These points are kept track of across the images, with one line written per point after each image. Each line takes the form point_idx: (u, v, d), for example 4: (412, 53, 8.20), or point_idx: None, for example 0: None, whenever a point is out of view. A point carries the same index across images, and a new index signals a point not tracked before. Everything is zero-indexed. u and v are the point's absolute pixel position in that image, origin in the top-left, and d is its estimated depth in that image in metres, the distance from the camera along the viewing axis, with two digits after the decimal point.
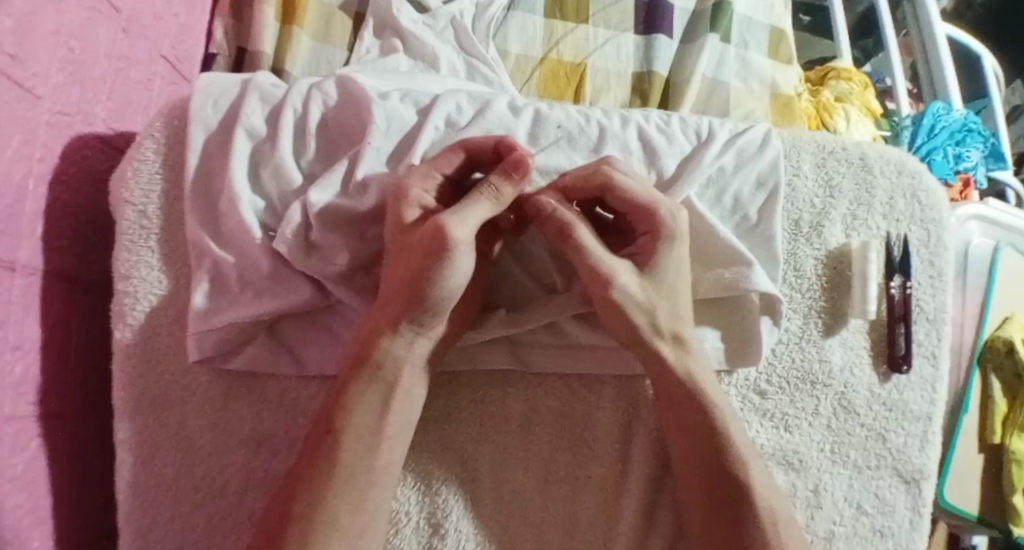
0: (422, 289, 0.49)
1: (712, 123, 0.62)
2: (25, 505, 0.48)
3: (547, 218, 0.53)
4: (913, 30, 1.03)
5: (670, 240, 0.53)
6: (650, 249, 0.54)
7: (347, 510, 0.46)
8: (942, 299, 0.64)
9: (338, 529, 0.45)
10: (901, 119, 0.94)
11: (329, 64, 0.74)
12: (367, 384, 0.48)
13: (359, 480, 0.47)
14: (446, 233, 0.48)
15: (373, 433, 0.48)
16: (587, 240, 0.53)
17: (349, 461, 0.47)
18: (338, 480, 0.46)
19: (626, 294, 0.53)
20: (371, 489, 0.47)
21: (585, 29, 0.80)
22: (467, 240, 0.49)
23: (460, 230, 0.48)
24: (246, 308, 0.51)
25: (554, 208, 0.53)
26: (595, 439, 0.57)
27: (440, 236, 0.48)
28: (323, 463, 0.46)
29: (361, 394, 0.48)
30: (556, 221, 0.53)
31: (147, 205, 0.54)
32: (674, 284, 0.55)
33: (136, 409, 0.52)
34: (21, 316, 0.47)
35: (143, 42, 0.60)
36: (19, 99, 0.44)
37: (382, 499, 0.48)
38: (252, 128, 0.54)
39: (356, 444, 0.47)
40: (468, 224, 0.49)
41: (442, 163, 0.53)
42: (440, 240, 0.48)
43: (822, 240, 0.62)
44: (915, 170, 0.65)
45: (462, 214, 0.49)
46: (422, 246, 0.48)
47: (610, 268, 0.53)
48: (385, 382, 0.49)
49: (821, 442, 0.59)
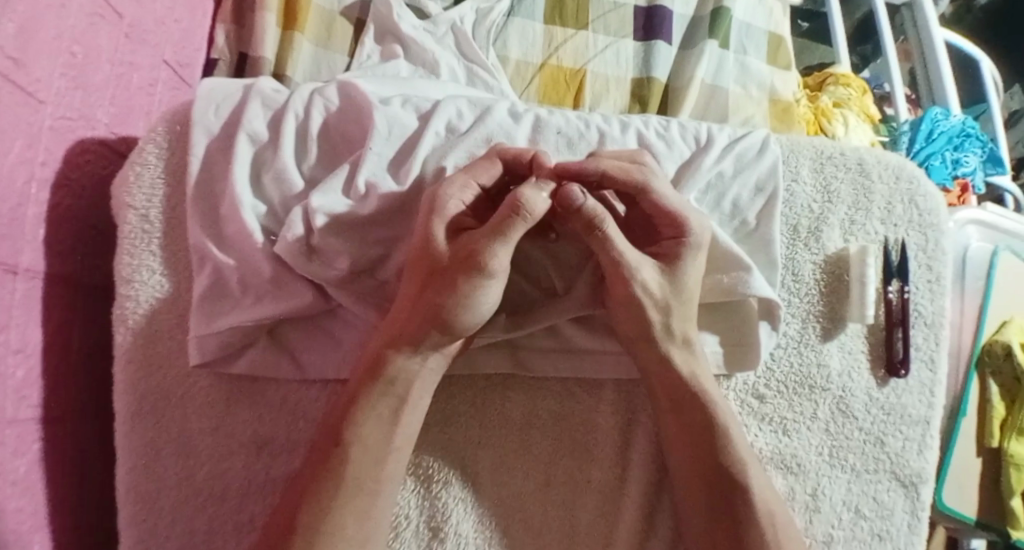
0: (447, 319, 0.49)
1: (711, 129, 0.62)
2: (27, 508, 0.48)
3: (575, 211, 0.51)
4: (911, 36, 1.03)
5: (694, 249, 0.53)
6: (676, 251, 0.54)
7: (353, 520, 0.46)
8: (940, 304, 0.64)
9: (343, 539, 0.45)
10: (899, 124, 0.94)
11: (330, 69, 0.75)
12: (373, 395, 0.48)
13: (359, 484, 0.47)
14: (484, 260, 0.48)
15: (383, 444, 0.48)
16: (614, 238, 0.52)
17: (357, 473, 0.47)
18: (344, 492, 0.46)
19: (645, 294, 0.53)
20: (371, 494, 0.47)
21: (586, 35, 0.80)
22: (500, 268, 0.49)
23: (498, 258, 0.48)
24: (249, 312, 0.51)
25: (583, 202, 0.50)
26: (595, 443, 0.58)
27: (476, 263, 0.48)
28: (330, 475, 0.46)
29: (371, 405, 0.48)
30: (583, 215, 0.51)
31: (149, 209, 0.54)
32: (692, 287, 0.54)
33: (136, 413, 0.52)
34: (22, 321, 0.47)
35: (145, 48, 0.60)
36: (22, 104, 0.45)
37: (388, 507, 0.48)
38: (254, 133, 0.55)
39: (366, 455, 0.47)
40: (506, 249, 0.49)
41: (479, 173, 0.52)
42: (475, 267, 0.48)
43: (820, 245, 0.63)
44: (912, 175, 0.66)
45: (497, 244, 0.48)
46: (457, 269, 0.49)
47: (632, 264, 0.52)
48: (397, 396, 0.49)
49: (819, 446, 0.59)
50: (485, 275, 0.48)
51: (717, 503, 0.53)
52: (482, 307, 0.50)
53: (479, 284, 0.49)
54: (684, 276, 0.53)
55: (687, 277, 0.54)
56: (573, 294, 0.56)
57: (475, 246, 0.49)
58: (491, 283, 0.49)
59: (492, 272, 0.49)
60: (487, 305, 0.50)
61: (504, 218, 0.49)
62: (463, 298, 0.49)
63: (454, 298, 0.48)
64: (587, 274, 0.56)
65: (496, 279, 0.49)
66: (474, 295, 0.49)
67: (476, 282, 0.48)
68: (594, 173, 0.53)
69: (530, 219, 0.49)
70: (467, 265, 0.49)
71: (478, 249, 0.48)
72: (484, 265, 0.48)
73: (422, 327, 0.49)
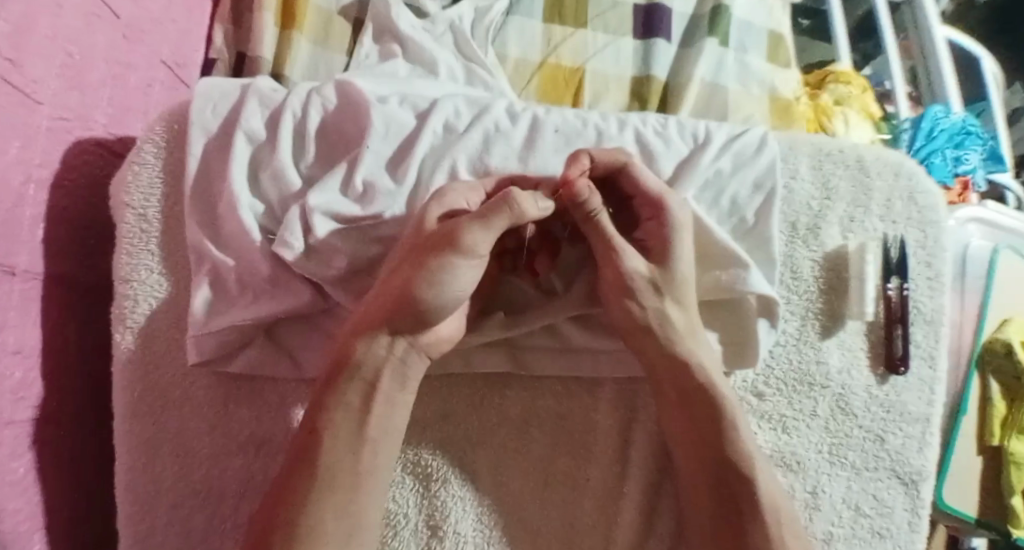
0: (417, 297, 0.48)
1: (709, 126, 0.62)
2: (25, 508, 0.48)
3: (576, 205, 0.51)
4: (912, 33, 1.03)
5: (680, 231, 0.53)
6: (667, 240, 0.54)
7: (333, 514, 0.46)
8: (940, 301, 0.63)
9: (325, 536, 0.45)
10: (900, 122, 0.94)
11: (329, 69, 0.74)
12: (345, 383, 0.48)
13: (346, 485, 0.47)
14: (459, 238, 0.47)
15: (354, 434, 0.48)
16: (606, 225, 0.53)
17: (330, 461, 0.47)
18: (320, 484, 0.46)
19: (635, 277, 0.53)
20: (358, 494, 0.47)
21: (584, 33, 0.80)
22: (477, 251, 0.48)
23: (475, 240, 0.48)
24: (247, 311, 0.51)
25: (588, 197, 0.50)
26: (594, 441, 0.57)
27: (452, 240, 0.47)
28: (304, 468, 0.46)
29: (343, 393, 0.48)
30: (583, 209, 0.51)
31: (147, 209, 0.54)
32: (685, 278, 0.55)
33: (135, 413, 0.52)
34: (20, 322, 0.47)
35: (143, 48, 0.60)
36: (19, 105, 0.45)
37: (374, 503, 0.48)
38: (252, 132, 0.55)
39: (337, 444, 0.47)
40: (487, 232, 0.48)
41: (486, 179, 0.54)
42: (452, 243, 0.47)
43: (819, 242, 0.62)
44: (912, 172, 0.65)
45: (478, 227, 0.48)
46: (433, 246, 0.48)
47: (621, 250, 0.53)
48: (371, 384, 0.49)
49: (819, 444, 0.59)
50: (458, 252, 0.47)
51: (728, 499, 0.53)
52: (449, 289, 0.48)
53: (449, 262, 0.48)
54: (676, 266, 0.54)
55: (681, 263, 0.54)
56: (570, 294, 0.56)
57: (458, 223, 0.48)
58: (463, 262, 0.48)
59: (466, 251, 0.48)
60: (453, 288, 0.49)
61: (493, 205, 0.48)
62: (431, 276, 0.47)
63: (423, 274, 0.47)
64: (586, 274, 0.57)
65: (468, 261, 0.48)
66: (447, 273, 0.48)
67: (446, 259, 0.47)
68: (586, 166, 0.52)
69: (516, 214, 0.47)
70: (443, 241, 0.48)
71: (459, 225, 0.48)
72: (461, 243, 0.47)
73: (396, 307, 0.48)
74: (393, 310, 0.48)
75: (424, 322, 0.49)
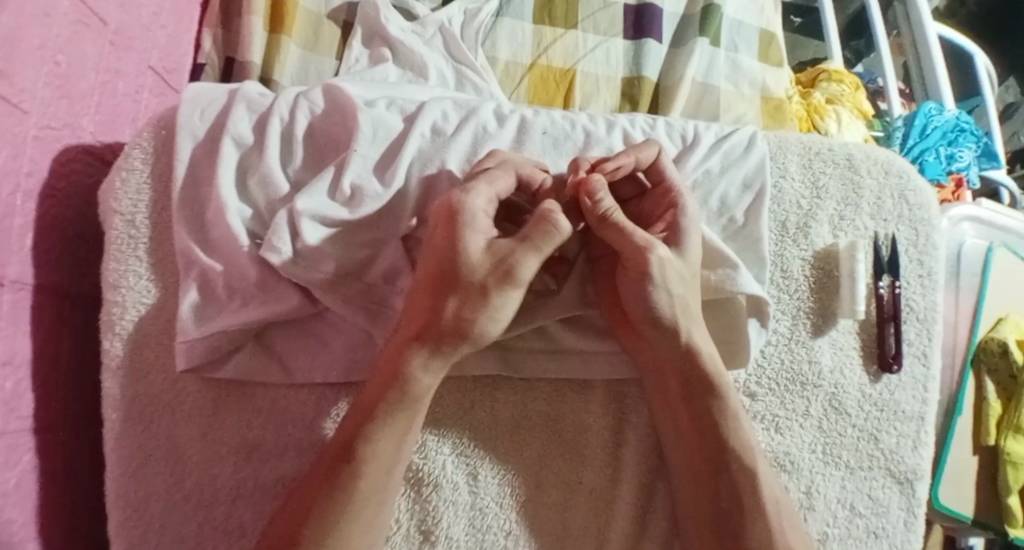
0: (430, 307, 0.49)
1: (697, 127, 0.62)
2: (19, 519, 0.48)
3: (590, 204, 0.53)
4: (904, 28, 1.02)
5: (692, 223, 0.54)
6: (676, 228, 0.54)
7: (358, 528, 0.47)
8: (932, 299, 0.63)
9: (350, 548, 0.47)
10: (893, 119, 0.93)
11: (318, 72, 0.75)
12: (392, 411, 0.48)
13: (373, 503, 0.48)
14: (516, 270, 0.49)
15: (394, 452, 0.49)
16: (625, 224, 0.53)
17: (366, 489, 0.47)
18: (338, 500, 0.46)
19: (658, 268, 0.53)
20: (382, 509, 0.49)
21: (575, 35, 0.80)
22: (528, 282, 0.50)
23: (528, 269, 0.49)
24: (236, 317, 0.51)
25: (599, 197, 0.53)
26: (586, 443, 0.57)
27: (509, 273, 0.49)
28: (341, 492, 0.46)
29: (373, 415, 0.48)
30: (597, 210, 0.53)
31: (136, 214, 0.54)
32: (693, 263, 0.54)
33: (125, 419, 0.52)
34: (11, 332, 0.47)
35: (130, 54, 0.60)
36: (7, 114, 0.45)
37: (385, 516, 0.49)
38: (239, 135, 0.54)
39: (377, 469, 0.48)
40: (537, 260, 0.50)
41: (499, 186, 0.51)
42: (507, 278, 0.49)
43: (809, 241, 0.62)
44: (902, 169, 0.66)
45: (530, 253, 0.49)
46: (489, 279, 0.49)
47: (646, 240, 0.53)
48: (410, 408, 0.49)
49: (812, 443, 0.58)
50: (514, 284, 0.49)
51: (729, 498, 0.53)
52: (502, 318, 0.50)
53: (507, 295, 0.50)
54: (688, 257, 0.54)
55: (690, 254, 0.54)
56: (563, 295, 0.56)
57: (512, 254, 0.49)
58: (517, 292, 0.50)
59: (519, 282, 0.50)
60: (507, 318, 0.51)
61: (539, 228, 0.50)
62: (493, 311, 0.50)
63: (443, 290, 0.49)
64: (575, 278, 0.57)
65: (520, 290, 0.50)
66: (503, 306, 0.50)
67: (505, 293, 0.49)
68: (632, 163, 0.54)
69: (562, 236, 0.50)
70: (498, 274, 0.49)
71: (513, 257, 0.49)
72: (516, 275, 0.49)
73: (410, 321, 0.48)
74: (422, 328, 0.49)
75: (459, 334, 0.50)
